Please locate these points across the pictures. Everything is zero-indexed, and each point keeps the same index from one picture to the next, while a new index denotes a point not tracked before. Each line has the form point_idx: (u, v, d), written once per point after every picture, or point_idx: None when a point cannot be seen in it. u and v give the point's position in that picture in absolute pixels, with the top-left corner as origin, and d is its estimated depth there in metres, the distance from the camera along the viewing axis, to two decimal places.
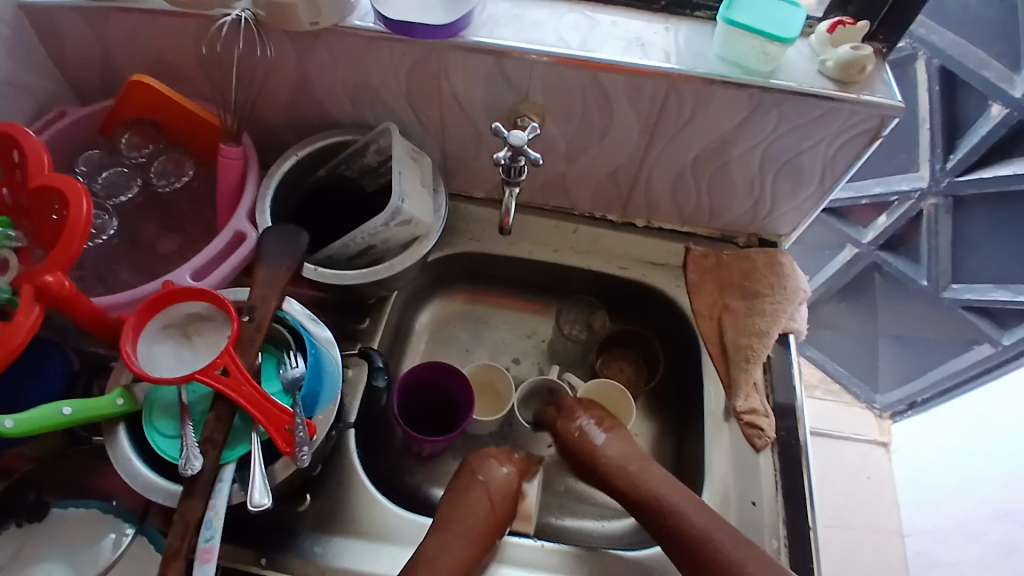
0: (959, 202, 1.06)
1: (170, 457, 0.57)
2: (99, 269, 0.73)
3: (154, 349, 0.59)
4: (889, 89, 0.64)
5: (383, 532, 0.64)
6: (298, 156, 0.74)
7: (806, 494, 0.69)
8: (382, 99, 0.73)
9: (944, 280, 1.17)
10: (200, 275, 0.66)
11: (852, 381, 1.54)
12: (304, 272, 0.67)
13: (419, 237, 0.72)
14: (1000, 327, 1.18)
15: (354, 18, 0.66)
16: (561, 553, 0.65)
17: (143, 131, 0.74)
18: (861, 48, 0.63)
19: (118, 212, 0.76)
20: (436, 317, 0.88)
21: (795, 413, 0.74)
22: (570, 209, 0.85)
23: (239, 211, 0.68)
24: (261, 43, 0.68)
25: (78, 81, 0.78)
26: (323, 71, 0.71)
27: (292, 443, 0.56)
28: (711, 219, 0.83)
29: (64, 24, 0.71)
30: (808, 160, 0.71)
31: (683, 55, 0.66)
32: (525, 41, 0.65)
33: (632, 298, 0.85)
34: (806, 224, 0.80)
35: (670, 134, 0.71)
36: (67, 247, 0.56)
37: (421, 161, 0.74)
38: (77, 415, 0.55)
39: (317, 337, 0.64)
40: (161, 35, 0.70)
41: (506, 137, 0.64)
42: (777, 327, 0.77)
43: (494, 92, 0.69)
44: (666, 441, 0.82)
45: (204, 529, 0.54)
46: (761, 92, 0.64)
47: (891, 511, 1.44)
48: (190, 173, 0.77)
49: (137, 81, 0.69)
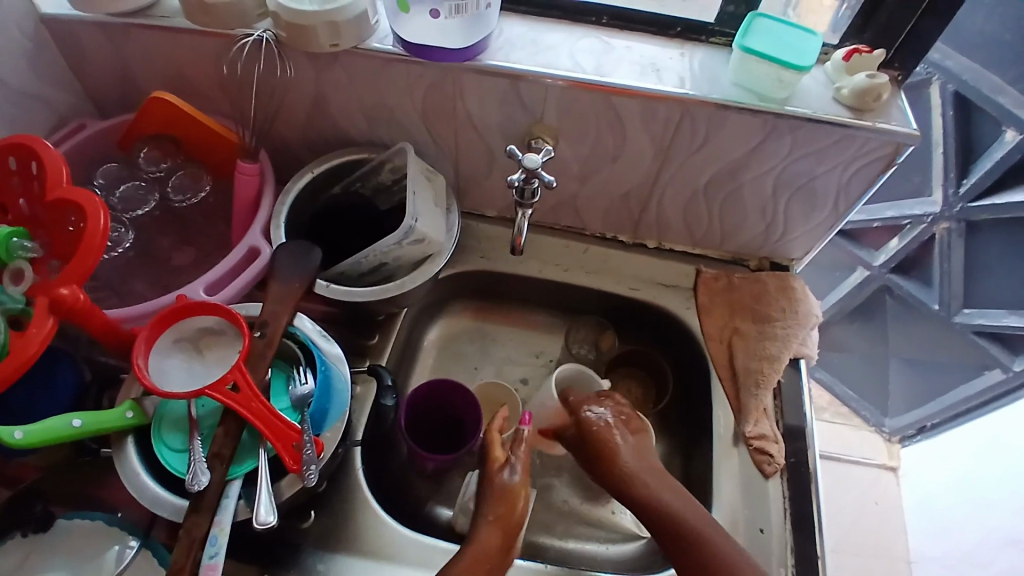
0: (973, 227, 1.06)
1: (177, 471, 0.58)
2: (114, 282, 0.74)
3: (165, 362, 0.59)
4: (905, 117, 0.64)
5: (386, 550, 0.64)
6: (313, 173, 0.74)
7: (816, 523, 0.68)
8: (398, 119, 0.74)
9: (956, 305, 1.16)
10: (213, 290, 0.66)
11: (861, 404, 1.52)
12: (316, 289, 0.67)
13: (431, 255, 0.72)
14: (1013, 353, 1.16)
15: (372, 40, 0.67)
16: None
17: (161, 145, 0.75)
18: (877, 76, 0.63)
19: (134, 225, 0.76)
20: (444, 334, 0.88)
21: (805, 436, 0.73)
22: (581, 229, 0.85)
23: (253, 227, 0.69)
24: (280, 62, 0.69)
25: (99, 95, 0.79)
26: (341, 90, 0.72)
27: (300, 461, 0.56)
28: (723, 242, 0.83)
29: (88, 40, 0.72)
30: (821, 185, 0.71)
31: (697, 81, 0.66)
32: (540, 65, 0.66)
33: (641, 319, 0.85)
34: (818, 248, 0.80)
35: (683, 157, 0.71)
36: (83, 261, 0.57)
37: (435, 180, 0.74)
38: (86, 427, 0.55)
39: (327, 354, 0.64)
40: (183, 52, 0.71)
41: (520, 159, 0.64)
42: (788, 352, 0.76)
43: (508, 114, 0.70)
44: (673, 465, 0.81)
45: (209, 545, 0.54)
46: (776, 118, 0.64)
47: (899, 537, 1.42)
48: (207, 189, 0.77)
49: (156, 97, 0.70)
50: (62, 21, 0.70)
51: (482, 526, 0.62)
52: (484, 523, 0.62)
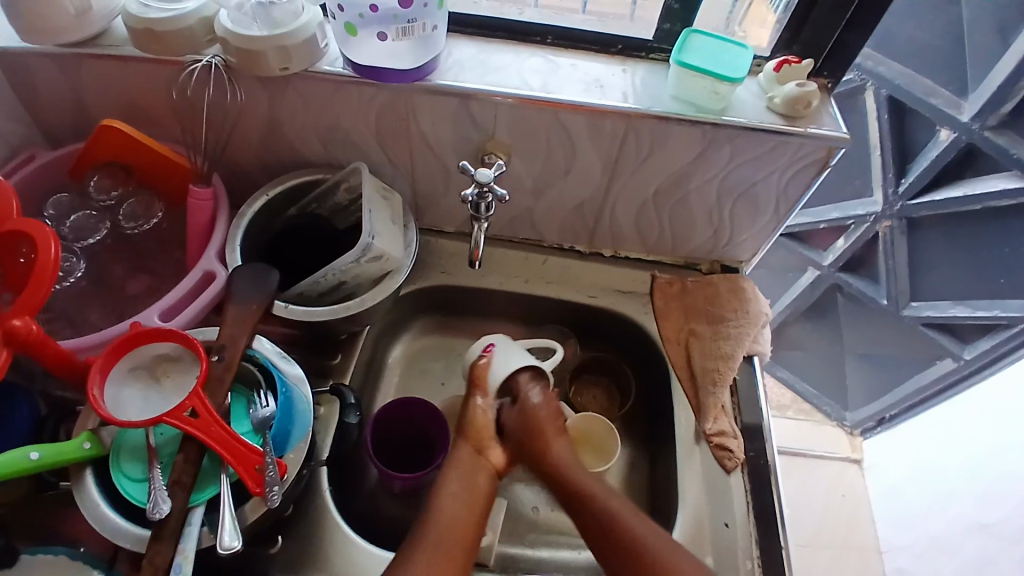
0: (913, 224, 1.12)
1: (137, 500, 0.57)
2: (68, 312, 0.73)
3: (121, 392, 0.58)
4: (835, 122, 0.68)
5: (358, 567, 0.64)
6: (268, 196, 0.75)
7: (777, 515, 0.70)
8: (352, 140, 0.75)
9: (904, 299, 1.21)
10: (168, 316, 0.66)
11: (822, 400, 1.57)
12: (275, 310, 0.67)
13: (390, 272, 0.73)
14: (962, 342, 1.22)
15: (323, 64, 0.68)
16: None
17: (113, 173, 0.74)
18: (806, 85, 0.67)
19: (86, 254, 0.76)
20: (408, 350, 0.89)
21: (762, 433, 0.75)
22: (539, 241, 0.87)
23: (207, 251, 0.69)
24: (231, 88, 0.70)
25: (48, 125, 0.78)
26: (294, 113, 0.72)
27: (262, 483, 0.56)
28: (675, 248, 0.85)
29: (35, 70, 0.71)
30: (762, 191, 0.75)
31: (640, 95, 0.69)
32: (490, 84, 0.68)
33: (601, 325, 0.87)
34: (764, 250, 0.84)
35: (631, 168, 0.74)
36: (35, 292, 0.56)
37: (391, 198, 0.75)
38: (44, 460, 0.54)
39: (288, 375, 0.64)
40: (133, 80, 0.71)
41: (472, 174, 0.66)
42: (742, 350, 0.79)
43: (461, 132, 0.72)
44: (639, 467, 0.83)
45: (173, 574, 0.53)
46: (714, 129, 0.68)
47: (867, 528, 1.46)
48: (160, 216, 0.77)
49: (107, 125, 0.70)
50: (5, 52, 0.70)
51: (465, 468, 0.66)
52: (466, 463, 0.66)
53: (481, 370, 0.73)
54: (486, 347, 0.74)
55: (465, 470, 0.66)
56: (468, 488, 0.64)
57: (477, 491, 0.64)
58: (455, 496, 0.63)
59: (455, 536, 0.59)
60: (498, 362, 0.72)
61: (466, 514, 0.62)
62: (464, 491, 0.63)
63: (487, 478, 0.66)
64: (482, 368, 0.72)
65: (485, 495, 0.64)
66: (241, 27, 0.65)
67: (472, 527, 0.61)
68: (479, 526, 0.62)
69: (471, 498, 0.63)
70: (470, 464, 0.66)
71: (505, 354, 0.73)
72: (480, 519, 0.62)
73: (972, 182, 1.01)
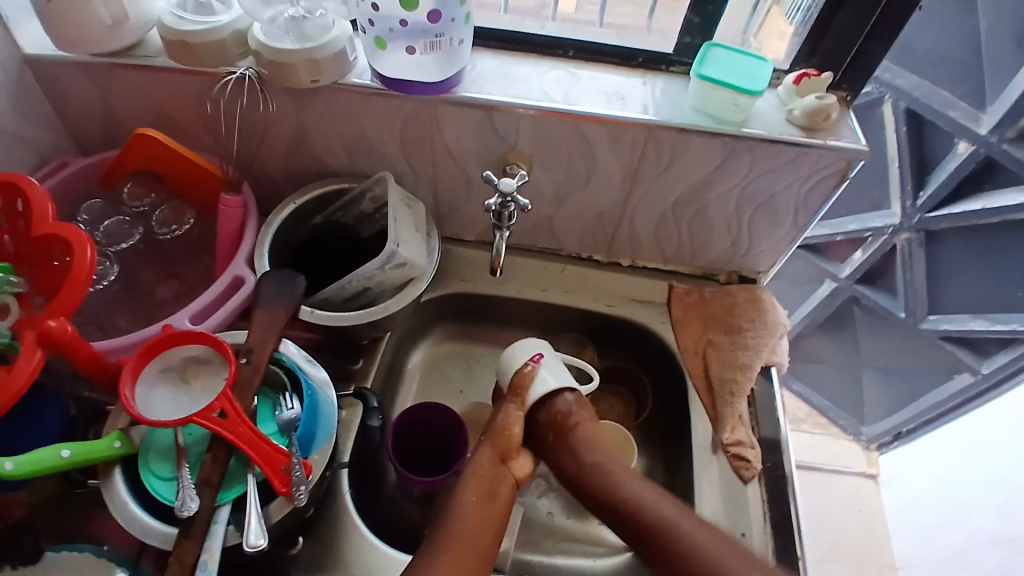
0: (931, 236, 1.11)
1: (164, 499, 0.58)
2: (98, 316, 0.76)
3: (153, 392, 0.60)
4: (855, 135, 0.69)
5: (377, 569, 0.65)
6: (296, 204, 0.77)
7: (795, 526, 0.70)
8: (377, 150, 0.77)
9: (921, 312, 1.21)
10: (198, 320, 0.68)
11: (839, 413, 1.56)
12: (301, 315, 0.69)
13: (413, 279, 0.74)
14: (980, 356, 1.21)
15: (352, 76, 0.70)
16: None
17: (144, 181, 0.77)
18: (826, 98, 0.68)
19: (118, 258, 0.78)
20: (428, 356, 0.90)
21: (781, 445, 0.75)
22: (558, 250, 0.88)
23: (238, 258, 0.71)
24: (263, 98, 0.72)
25: (84, 134, 0.81)
26: (322, 124, 0.75)
27: (288, 483, 0.57)
28: (693, 258, 0.86)
29: (74, 81, 0.74)
30: (781, 202, 0.75)
31: (660, 107, 0.70)
32: (513, 96, 0.69)
33: (618, 334, 0.88)
34: (783, 261, 0.84)
35: (650, 179, 0.75)
36: (71, 294, 0.58)
37: (415, 207, 0.77)
38: (75, 458, 0.56)
39: (314, 378, 0.66)
40: (167, 90, 0.74)
41: (496, 184, 0.67)
42: (760, 360, 0.79)
43: (483, 143, 0.73)
44: (656, 476, 0.83)
45: (199, 571, 0.54)
46: (734, 140, 0.69)
47: (884, 544, 1.44)
48: (191, 223, 0.80)
49: (141, 133, 0.72)
50: (45, 64, 0.73)
51: (485, 479, 0.67)
52: (489, 473, 0.67)
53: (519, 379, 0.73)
54: (533, 355, 0.74)
55: (484, 484, 0.66)
56: (484, 503, 0.64)
57: (496, 505, 0.65)
58: (472, 509, 0.64)
59: (464, 553, 0.60)
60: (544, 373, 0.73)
61: (482, 530, 0.62)
62: (481, 505, 0.64)
63: (507, 492, 0.67)
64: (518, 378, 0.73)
65: (503, 510, 0.65)
66: (274, 40, 0.67)
67: (487, 545, 0.62)
68: (495, 540, 0.63)
69: (493, 512, 0.64)
70: (491, 476, 0.67)
71: (548, 367, 0.74)
72: (495, 537, 0.63)
73: (991, 195, 1.01)
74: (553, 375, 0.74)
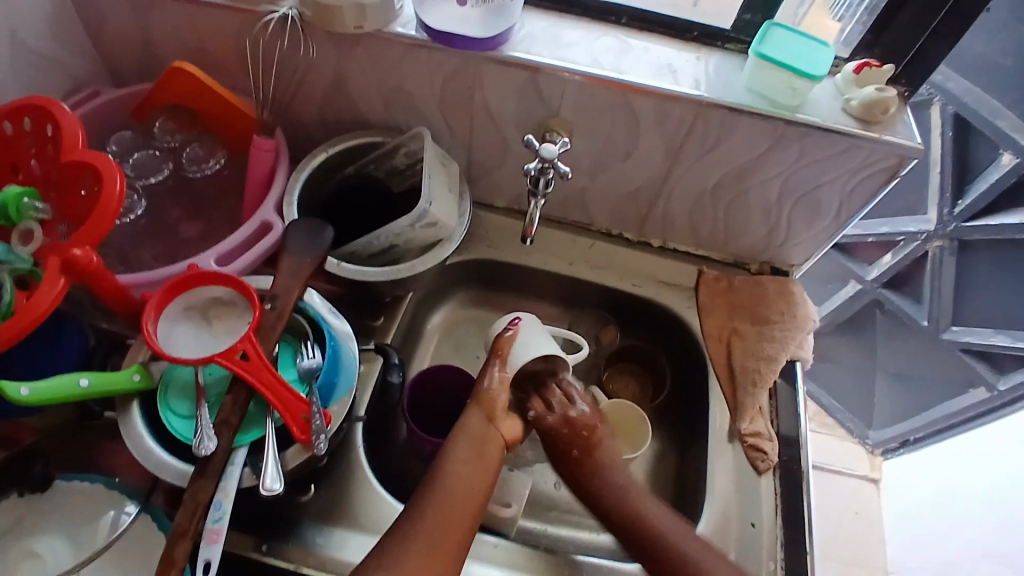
0: (965, 246, 1.08)
1: (182, 436, 0.58)
2: (123, 249, 0.75)
3: (174, 329, 0.60)
4: (911, 130, 0.66)
5: (387, 523, 0.65)
6: (328, 153, 0.75)
7: (805, 520, 0.70)
8: (415, 105, 0.75)
9: (945, 321, 1.18)
10: (223, 262, 0.67)
11: (847, 416, 1.55)
12: (327, 266, 0.68)
13: (441, 240, 0.73)
14: (997, 372, 1.19)
15: (396, 25, 0.68)
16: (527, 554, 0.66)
17: (177, 117, 0.76)
18: (885, 90, 0.65)
19: (146, 194, 0.77)
20: (447, 320, 0.89)
21: (798, 441, 0.75)
22: (587, 224, 0.87)
23: (266, 202, 0.69)
24: (305, 42, 0.70)
25: (116, 64, 0.79)
26: (361, 73, 0.73)
27: (308, 431, 0.57)
28: (725, 244, 0.84)
29: (112, 8, 0.72)
30: (825, 195, 0.73)
31: (712, 84, 0.68)
32: (560, 59, 0.67)
33: (641, 315, 0.87)
34: (818, 256, 0.82)
35: (692, 158, 0.73)
36: (97, 224, 0.58)
37: (449, 166, 0.75)
38: (93, 388, 0.56)
39: (336, 330, 0.65)
40: (205, 25, 0.72)
41: (538, 149, 0.65)
42: (785, 353, 0.78)
43: (525, 106, 0.71)
44: (666, 459, 0.82)
45: (214, 510, 0.55)
46: (786, 125, 0.66)
47: (878, 548, 1.45)
48: (220, 162, 0.78)
49: (179, 68, 0.71)
50: None
51: (474, 438, 0.66)
52: (477, 434, 0.67)
53: (505, 345, 0.73)
54: (512, 320, 0.75)
55: (476, 442, 0.66)
56: (477, 460, 0.65)
57: (487, 461, 0.65)
58: (463, 465, 0.64)
59: (455, 504, 0.60)
60: (522, 337, 0.73)
61: (471, 485, 0.63)
62: (472, 462, 0.64)
63: (498, 450, 0.67)
64: (505, 342, 0.73)
65: (493, 467, 0.65)
66: None
67: (478, 497, 0.62)
68: (485, 495, 0.63)
69: (480, 475, 0.64)
70: (482, 434, 0.67)
71: (527, 340, 0.73)
72: (485, 491, 0.63)
73: None
74: (535, 343, 0.73)
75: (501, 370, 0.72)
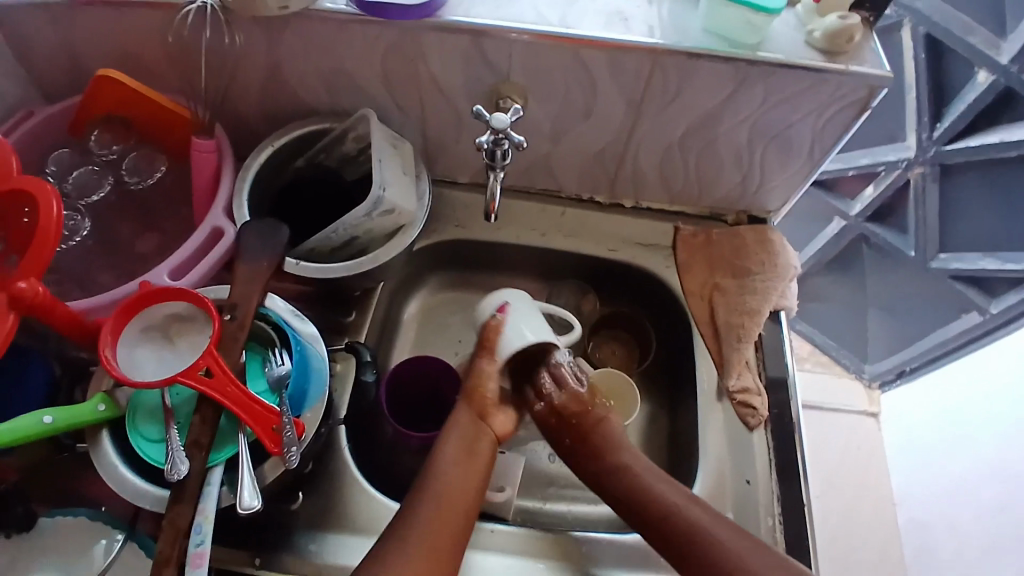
0: (947, 170, 1.06)
1: (154, 461, 0.56)
2: (77, 273, 0.71)
3: (135, 352, 0.57)
4: (879, 59, 0.63)
5: (380, 522, 0.64)
6: (275, 147, 0.72)
7: (800, 469, 0.69)
8: (359, 85, 0.71)
9: (932, 250, 1.16)
10: (178, 275, 0.64)
11: (841, 352, 1.55)
12: (286, 267, 0.65)
13: (403, 226, 0.70)
14: (988, 296, 1.17)
15: (325, 1, 0.63)
16: (526, 537, 0.65)
17: (113, 129, 0.71)
18: (849, 17, 0.61)
19: (90, 212, 0.73)
20: (424, 306, 0.87)
21: (787, 385, 0.74)
22: (557, 192, 0.84)
23: (215, 207, 0.66)
24: (230, 31, 0.66)
25: (44, 80, 0.75)
26: (297, 59, 0.68)
27: (280, 444, 0.55)
28: (700, 196, 0.82)
29: (25, 20, 0.67)
30: (796, 133, 0.70)
31: (667, 30, 0.64)
32: (503, 19, 0.63)
33: (621, 280, 0.84)
34: (795, 198, 0.80)
35: (655, 111, 0.69)
36: (40, 251, 0.54)
37: (401, 147, 0.72)
38: (58, 423, 0.54)
39: (302, 333, 0.63)
40: (127, 26, 0.67)
41: (488, 119, 0.62)
42: (769, 305, 0.76)
43: (474, 75, 0.67)
44: (660, 421, 0.81)
45: (194, 533, 0.53)
46: (748, 66, 0.63)
47: (882, 479, 1.46)
48: (162, 170, 0.74)
49: (102, 76, 0.66)
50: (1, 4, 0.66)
51: (465, 436, 0.65)
52: (466, 431, 0.66)
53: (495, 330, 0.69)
54: (499, 305, 0.69)
55: (466, 440, 0.65)
56: (468, 458, 0.63)
57: (478, 458, 0.64)
58: (455, 464, 0.62)
59: (449, 507, 0.59)
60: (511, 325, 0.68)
61: (464, 484, 0.61)
62: (463, 461, 0.63)
63: (489, 447, 0.66)
64: (492, 328, 0.69)
65: (485, 464, 0.64)
66: None
67: (473, 493, 0.61)
68: (479, 493, 0.62)
69: (470, 476, 0.62)
70: (472, 430, 0.66)
71: (521, 319, 0.69)
72: (480, 489, 0.62)
73: (1010, 128, 0.95)
74: (535, 325, 0.69)
75: (490, 362, 0.69)
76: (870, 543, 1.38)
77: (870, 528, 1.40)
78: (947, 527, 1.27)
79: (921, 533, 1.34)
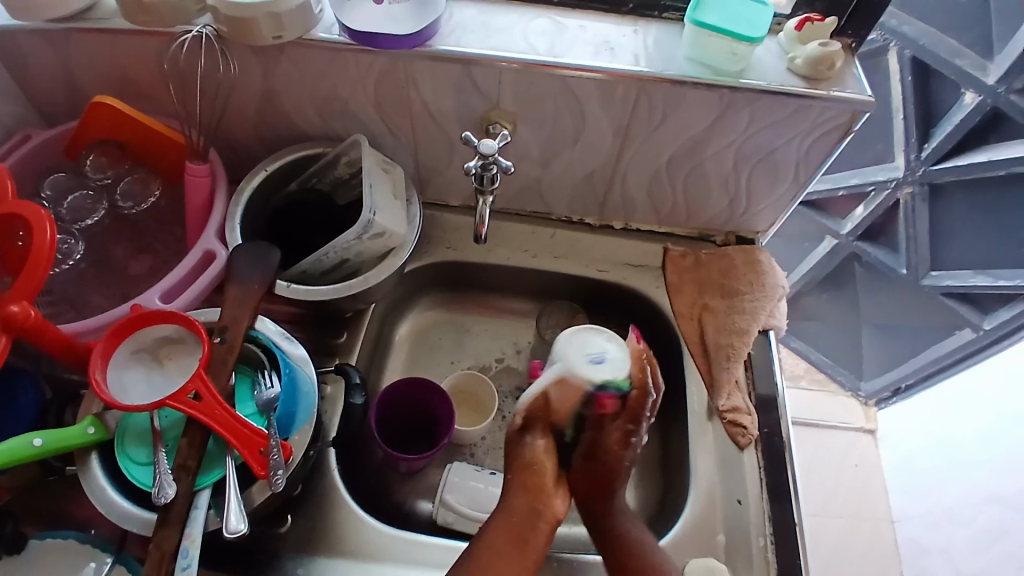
0: (935, 190, 1.07)
1: (142, 484, 0.56)
2: (70, 295, 0.72)
3: (125, 375, 0.57)
4: (860, 84, 0.64)
5: (368, 548, 0.64)
6: (268, 171, 0.73)
7: (791, 489, 0.69)
8: (351, 112, 0.72)
9: (924, 268, 1.16)
10: (170, 297, 0.64)
11: (838, 371, 1.53)
12: (277, 290, 0.66)
13: (394, 249, 0.71)
14: (981, 312, 1.17)
15: (319, 30, 0.65)
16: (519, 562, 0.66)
17: (109, 152, 0.72)
18: (829, 44, 0.63)
19: (84, 236, 0.74)
20: (415, 328, 0.88)
21: (777, 406, 0.74)
22: (547, 214, 0.85)
23: (206, 230, 0.67)
24: (225, 59, 0.67)
25: (45, 105, 0.76)
26: (290, 85, 0.70)
27: (267, 466, 0.56)
28: (688, 218, 0.83)
29: (24, 47, 0.69)
30: (782, 156, 0.71)
31: (653, 58, 0.66)
32: (492, 48, 0.64)
33: (611, 300, 0.85)
34: (782, 220, 0.81)
35: (643, 136, 0.71)
36: (33, 275, 0.55)
37: (393, 171, 0.73)
38: (48, 445, 0.54)
39: (292, 356, 0.64)
40: (126, 54, 0.69)
41: (476, 145, 0.63)
42: (758, 324, 0.77)
43: (464, 101, 0.69)
44: (651, 440, 0.81)
45: (181, 557, 0.53)
46: (731, 92, 0.64)
47: (880, 499, 1.45)
48: (156, 194, 0.76)
49: (98, 102, 0.68)
50: (2, 32, 0.67)
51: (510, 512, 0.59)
52: (513, 511, 0.59)
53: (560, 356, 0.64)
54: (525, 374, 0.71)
55: (511, 513, 0.59)
56: (515, 525, 0.58)
57: (523, 532, 0.58)
58: (501, 532, 0.58)
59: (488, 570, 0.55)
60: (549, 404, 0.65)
61: (510, 544, 0.57)
62: (509, 527, 0.58)
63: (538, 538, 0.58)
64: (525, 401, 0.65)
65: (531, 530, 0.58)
66: None
67: (513, 558, 0.56)
68: (521, 551, 0.57)
69: (516, 537, 0.57)
70: (533, 489, 0.60)
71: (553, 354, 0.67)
72: (524, 549, 0.57)
73: (996, 147, 0.97)
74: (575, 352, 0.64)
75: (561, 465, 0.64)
76: (867, 564, 1.37)
77: (868, 548, 1.39)
78: (946, 546, 1.26)
79: (920, 552, 1.32)
